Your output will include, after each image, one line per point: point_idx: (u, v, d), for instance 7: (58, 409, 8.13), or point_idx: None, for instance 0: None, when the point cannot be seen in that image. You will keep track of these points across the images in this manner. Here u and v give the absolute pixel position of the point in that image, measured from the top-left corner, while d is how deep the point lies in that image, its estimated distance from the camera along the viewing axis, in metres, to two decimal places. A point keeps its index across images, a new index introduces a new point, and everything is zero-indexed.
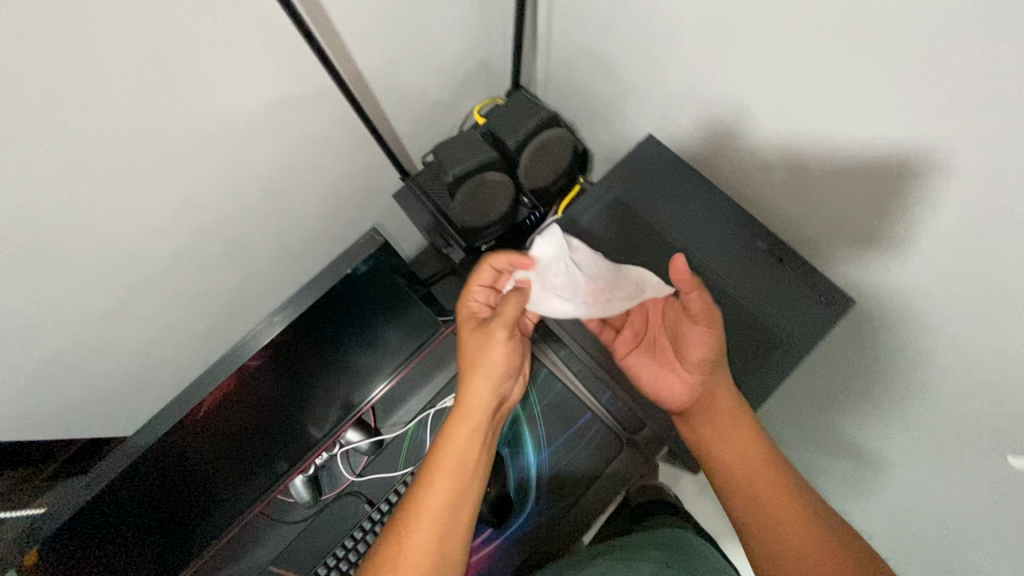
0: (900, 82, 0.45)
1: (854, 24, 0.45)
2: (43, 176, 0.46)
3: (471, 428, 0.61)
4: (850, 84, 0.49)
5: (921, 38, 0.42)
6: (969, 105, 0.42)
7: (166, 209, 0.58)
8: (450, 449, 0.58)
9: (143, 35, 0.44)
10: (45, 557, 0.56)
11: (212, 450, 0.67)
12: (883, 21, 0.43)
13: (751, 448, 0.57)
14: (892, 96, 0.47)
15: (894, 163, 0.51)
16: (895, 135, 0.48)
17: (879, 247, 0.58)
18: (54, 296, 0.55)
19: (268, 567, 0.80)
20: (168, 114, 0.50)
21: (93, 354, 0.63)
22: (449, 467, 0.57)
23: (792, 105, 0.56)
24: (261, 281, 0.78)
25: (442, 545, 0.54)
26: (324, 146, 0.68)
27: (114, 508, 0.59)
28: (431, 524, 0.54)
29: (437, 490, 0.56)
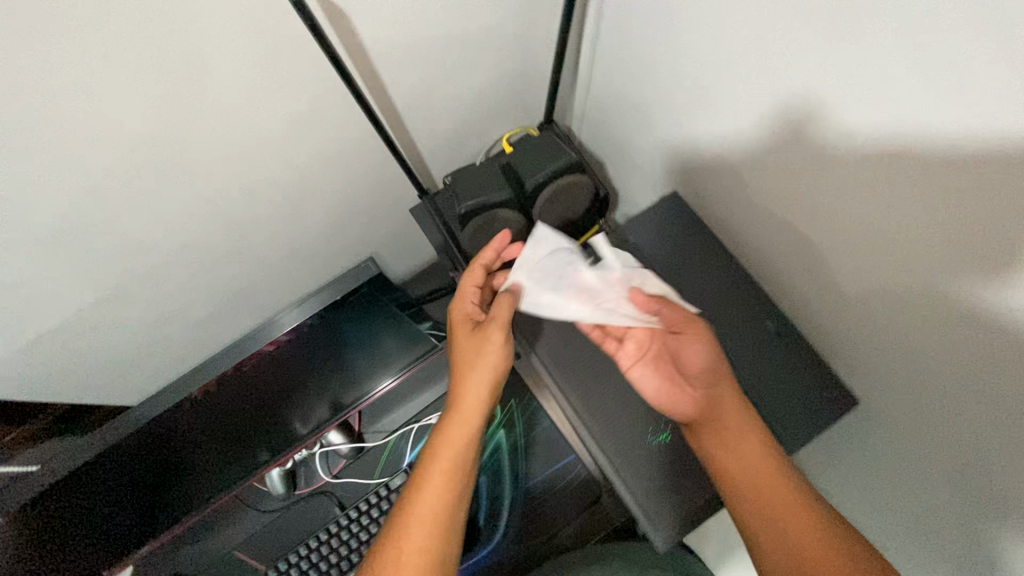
0: (917, 205, 0.41)
1: (881, 136, 0.41)
2: (55, 162, 0.47)
3: (468, 424, 0.56)
4: (870, 196, 0.45)
5: (947, 168, 0.38)
6: (989, 249, 0.37)
7: (177, 206, 0.58)
8: (444, 449, 0.54)
9: (166, 41, 0.44)
10: (28, 514, 0.56)
11: (202, 435, 0.69)
12: (908, 141, 0.39)
13: (762, 463, 0.52)
14: (909, 219, 0.42)
15: (909, 286, 0.46)
16: (913, 258, 0.44)
17: (887, 363, 0.53)
18: (57, 279, 0.56)
19: (232, 552, 0.81)
20: (187, 115, 0.51)
21: (92, 336, 0.64)
22: (444, 467, 0.52)
23: (809, 200, 0.52)
24: (266, 286, 0.78)
25: (438, 551, 0.49)
26: (342, 163, 0.68)
27: (100, 479, 0.61)
28: (425, 526, 0.49)
29: (430, 491, 0.51)
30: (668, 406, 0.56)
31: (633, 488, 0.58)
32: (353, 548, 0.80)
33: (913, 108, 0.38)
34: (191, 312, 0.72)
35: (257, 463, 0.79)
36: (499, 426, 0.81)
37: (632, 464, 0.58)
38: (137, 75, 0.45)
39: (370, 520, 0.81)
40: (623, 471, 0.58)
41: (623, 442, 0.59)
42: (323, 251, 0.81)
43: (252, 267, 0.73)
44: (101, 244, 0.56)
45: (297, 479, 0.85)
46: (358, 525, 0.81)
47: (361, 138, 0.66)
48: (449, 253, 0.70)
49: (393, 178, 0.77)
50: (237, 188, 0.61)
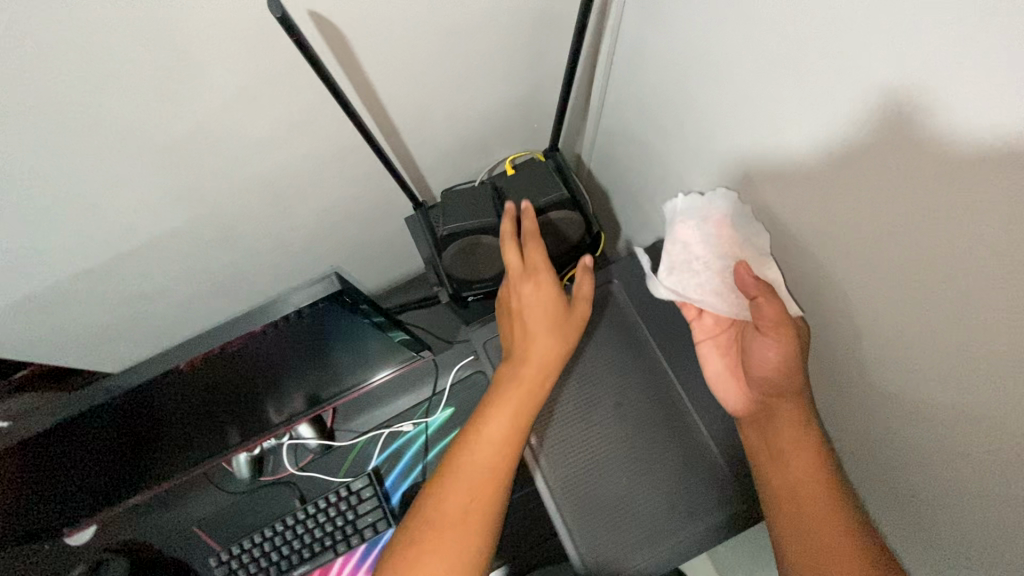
0: (924, 296, 0.38)
1: (893, 217, 0.39)
2: (44, 148, 0.48)
3: (534, 386, 0.57)
4: (876, 274, 0.42)
5: (948, 269, 0.35)
6: (986, 355, 0.35)
7: (166, 194, 0.59)
8: (505, 408, 0.57)
9: (158, 44, 0.45)
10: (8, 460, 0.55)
11: (180, 411, 0.65)
12: (913, 231, 0.37)
13: (812, 467, 0.54)
14: (918, 309, 0.39)
15: (908, 376, 0.43)
16: (919, 350, 0.40)
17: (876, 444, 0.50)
18: (41, 251, 0.58)
19: (191, 528, 0.84)
20: (180, 112, 0.52)
21: (74, 305, 0.66)
22: (502, 426, 0.57)
23: (816, 264, 0.49)
24: (253, 274, 0.80)
25: (484, 503, 0.55)
26: (338, 168, 0.69)
27: (74, 441, 0.58)
28: (478, 474, 0.56)
29: (490, 445, 0.56)
30: (724, 393, 0.59)
31: (573, 534, 0.56)
32: (304, 542, 0.81)
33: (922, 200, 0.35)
34: (173, 292, 0.74)
35: (230, 445, 0.79)
36: None
37: (577, 509, 0.56)
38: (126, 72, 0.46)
39: (323, 518, 0.82)
40: (566, 514, 0.56)
41: (575, 485, 0.57)
42: (310, 249, 0.82)
43: (238, 258, 0.75)
44: (91, 225, 0.58)
45: (263, 465, 0.87)
46: (312, 521, 0.82)
47: (358, 146, 0.67)
48: (436, 267, 0.71)
49: (388, 187, 0.78)
50: (232, 182, 0.63)
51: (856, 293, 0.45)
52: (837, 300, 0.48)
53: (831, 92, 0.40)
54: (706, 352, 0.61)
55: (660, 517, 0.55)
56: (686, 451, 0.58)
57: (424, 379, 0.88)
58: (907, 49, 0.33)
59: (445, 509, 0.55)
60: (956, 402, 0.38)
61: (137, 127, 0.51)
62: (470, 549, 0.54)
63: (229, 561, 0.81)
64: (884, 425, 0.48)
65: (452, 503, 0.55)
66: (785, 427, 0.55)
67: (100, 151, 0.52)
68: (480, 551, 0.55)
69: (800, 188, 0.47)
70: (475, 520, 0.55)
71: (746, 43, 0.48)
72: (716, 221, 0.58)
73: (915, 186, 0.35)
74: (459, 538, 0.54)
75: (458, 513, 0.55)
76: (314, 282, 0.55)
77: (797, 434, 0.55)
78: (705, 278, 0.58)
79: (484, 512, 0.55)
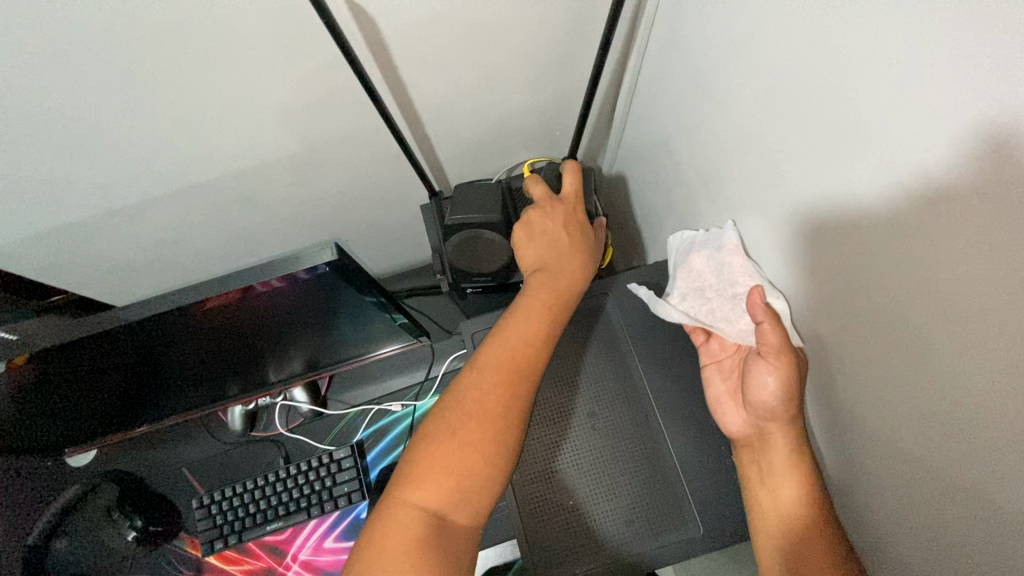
0: (921, 333, 0.39)
1: (901, 259, 0.40)
2: (86, 88, 0.53)
3: (562, 284, 0.62)
4: (878, 312, 0.43)
5: (955, 306, 0.36)
6: (976, 392, 0.35)
7: (195, 148, 0.64)
8: (533, 312, 0.59)
9: (196, 11, 0.49)
10: (29, 365, 0.58)
11: (187, 355, 0.69)
12: (922, 265, 0.38)
13: (800, 493, 0.53)
14: (912, 347, 0.40)
15: (898, 413, 0.43)
16: (911, 390, 0.41)
17: (854, 478, 0.51)
18: (78, 183, 0.63)
19: (181, 469, 0.89)
20: (210, 76, 0.56)
21: (103, 237, 0.72)
22: (531, 321, 0.58)
23: (819, 299, 0.50)
24: (271, 237, 0.85)
25: (518, 393, 0.55)
26: (358, 150, 0.73)
27: (88, 363, 0.62)
28: (511, 364, 0.56)
29: (520, 338, 0.57)
30: (721, 414, 0.60)
31: (525, 535, 0.60)
32: (281, 500, 0.84)
33: (937, 236, 0.36)
34: (193, 242, 0.80)
35: (228, 396, 0.84)
36: None
37: (534, 511, 0.61)
38: (166, 32, 0.51)
39: (302, 480, 0.85)
40: (522, 516, 0.61)
41: (539, 490, 0.61)
42: (328, 221, 0.87)
43: (260, 219, 0.80)
44: (128, 164, 0.63)
45: (256, 421, 0.91)
46: (292, 480, 0.85)
47: (380, 133, 0.71)
48: (442, 256, 0.74)
49: (407, 175, 0.82)
50: (256, 150, 0.67)
51: (854, 329, 0.46)
52: (836, 334, 0.49)
53: (848, 125, 0.41)
54: (710, 375, 0.62)
55: (611, 532, 0.59)
56: (649, 460, 0.61)
57: (418, 364, 0.92)
58: (911, 93, 0.35)
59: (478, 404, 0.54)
60: (938, 434, 0.40)
61: (181, 82, 0.56)
62: (503, 439, 0.53)
63: (209, 506, 0.85)
64: (869, 462, 0.49)
65: (484, 396, 0.54)
66: (774, 451, 0.55)
67: (142, 100, 0.56)
68: (512, 442, 0.53)
69: (806, 219, 0.49)
70: (508, 410, 0.54)
71: (760, 76, 0.50)
72: (727, 252, 0.61)
73: (920, 223, 0.37)
74: (493, 428, 0.53)
75: (492, 404, 0.54)
76: (317, 251, 0.56)
77: (785, 460, 0.54)
78: (716, 304, 0.62)
79: (518, 405, 0.55)
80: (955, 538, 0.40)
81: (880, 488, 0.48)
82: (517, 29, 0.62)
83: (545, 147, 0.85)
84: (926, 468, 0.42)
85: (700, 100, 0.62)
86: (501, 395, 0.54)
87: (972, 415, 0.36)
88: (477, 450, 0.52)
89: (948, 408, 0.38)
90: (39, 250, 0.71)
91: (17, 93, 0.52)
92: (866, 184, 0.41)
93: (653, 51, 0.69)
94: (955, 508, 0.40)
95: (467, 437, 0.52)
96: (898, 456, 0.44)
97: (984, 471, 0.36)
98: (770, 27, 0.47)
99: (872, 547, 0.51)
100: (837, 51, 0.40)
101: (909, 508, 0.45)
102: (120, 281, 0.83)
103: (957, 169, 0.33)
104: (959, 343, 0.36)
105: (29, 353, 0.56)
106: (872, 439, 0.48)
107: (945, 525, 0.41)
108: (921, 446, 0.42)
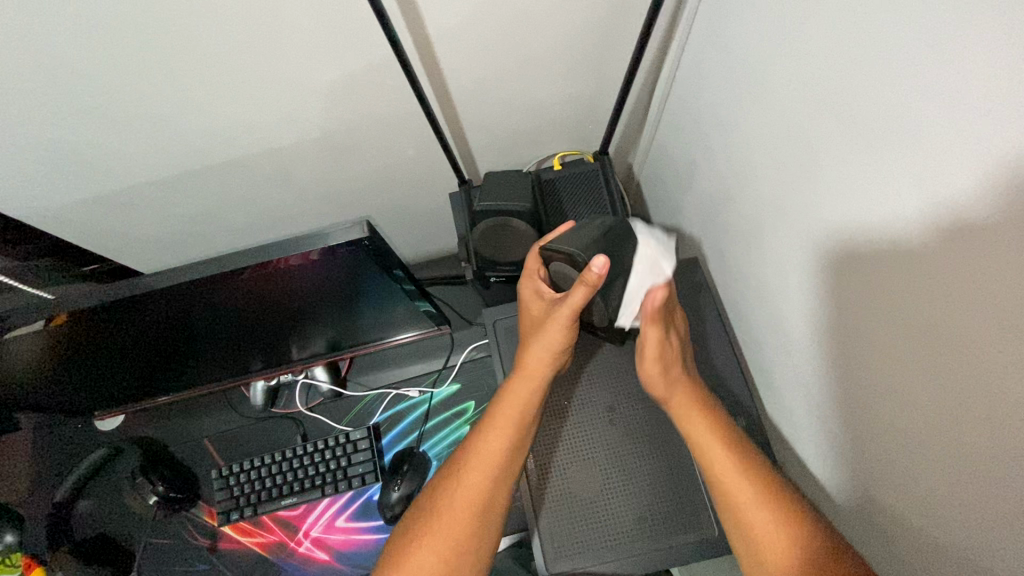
0: (948, 343, 0.38)
1: (928, 264, 0.39)
2: (136, 60, 0.55)
3: (534, 386, 0.60)
4: (905, 319, 0.42)
5: (986, 313, 0.35)
6: (1002, 407, 0.35)
7: (235, 125, 0.66)
8: (502, 425, 0.58)
9: None
10: (69, 324, 0.59)
11: (215, 328, 0.71)
12: (951, 268, 0.37)
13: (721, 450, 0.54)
14: (939, 354, 0.40)
15: (916, 424, 0.43)
16: (934, 401, 0.41)
17: (868, 491, 0.51)
18: (123, 152, 0.66)
19: (202, 439, 0.91)
20: (253, 56, 0.57)
21: (142, 205, 0.75)
22: (503, 436, 0.58)
23: (847, 303, 0.49)
24: (301, 215, 0.87)
25: (483, 501, 0.56)
26: (391, 134, 0.74)
27: (120, 328, 0.64)
28: (483, 477, 0.56)
29: (491, 452, 0.57)
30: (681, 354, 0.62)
31: (537, 521, 0.61)
32: (296, 476, 0.86)
33: (966, 241, 0.35)
34: (227, 216, 0.82)
35: (251, 370, 0.85)
36: (465, 421, 0.88)
37: (542, 496, 0.62)
38: (213, 12, 0.52)
39: (318, 458, 0.86)
40: (532, 510, 0.62)
41: (551, 482, 0.62)
42: (357, 204, 0.88)
43: (291, 198, 0.82)
44: (169, 134, 0.65)
45: (277, 398, 0.93)
46: (308, 458, 0.87)
47: (414, 117, 0.72)
48: (467, 245, 0.74)
49: (438, 162, 0.82)
50: (292, 128, 0.68)
51: (878, 335, 0.46)
52: (861, 339, 0.48)
53: (886, 126, 0.40)
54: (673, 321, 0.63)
55: (620, 532, 0.60)
56: (657, 473, 0.62)
57: (437, 352, 0.92)
58: (956, 96, 0.34)
59: (449, 510, 0.55)
60: (962, 444, 0.39)
61: (223, 56, 0.57)
62: (470, 546, 0.55)
63: (227, 477, 0.87)
64: (884, 473, 0.48)
65: (455, 502, 0.55)
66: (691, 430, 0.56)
67: (186, 72, 0.58)
68: (477, 548, 0.55)
69: (836, 221, 0.48)
70: (478, 521, 0.55)
71: (802, 72, 0.49)
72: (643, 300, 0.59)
73: (962, 230, 0.36)
74: (462, 535, 0.54)
75: (452, 518, 0.55)
76: (347, 229, 0.57)
77: (690, 417, 0.57)
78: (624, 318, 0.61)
79: (488, 513, 0.56)
80: (971, 549, 0.39)
81: (898, 496, 0.47)
82: (555, 20, 0.61)
83: (576, 142, 0.85)
84: (945, 481, 0.41)
85: (736, 98, 0.61)
86: (470, 509, 0.55)
87: (994, 427, 0.36)
88: (442, 555, 0.53)
89: (979, 418, 0.37)
90: (81, 215, 0.74)
91: (73, 59, 0.54)
92: (907, 185, 0.39)
93: (691, 49, 0.68)
94: (971, 523, 0.39)
95: (426, 546, 0.54)
96: (917, 463, 0.44)
97: (1006, 489, 0.35)
98: (815, 20, 0.46)
99: (886, 558, 0.50)
100: (886, 44, 0.39)
101: (925, 520, 0.44)
102: (154, 249, 0.86)
103: (993, 177, 0.33)
104: (996, 351, 0.35)
105: (65, 315, 0.57)
106: (891, 447, 0.47)
107: (962, 537, 0.40)
108: (945, 457, 0.40)
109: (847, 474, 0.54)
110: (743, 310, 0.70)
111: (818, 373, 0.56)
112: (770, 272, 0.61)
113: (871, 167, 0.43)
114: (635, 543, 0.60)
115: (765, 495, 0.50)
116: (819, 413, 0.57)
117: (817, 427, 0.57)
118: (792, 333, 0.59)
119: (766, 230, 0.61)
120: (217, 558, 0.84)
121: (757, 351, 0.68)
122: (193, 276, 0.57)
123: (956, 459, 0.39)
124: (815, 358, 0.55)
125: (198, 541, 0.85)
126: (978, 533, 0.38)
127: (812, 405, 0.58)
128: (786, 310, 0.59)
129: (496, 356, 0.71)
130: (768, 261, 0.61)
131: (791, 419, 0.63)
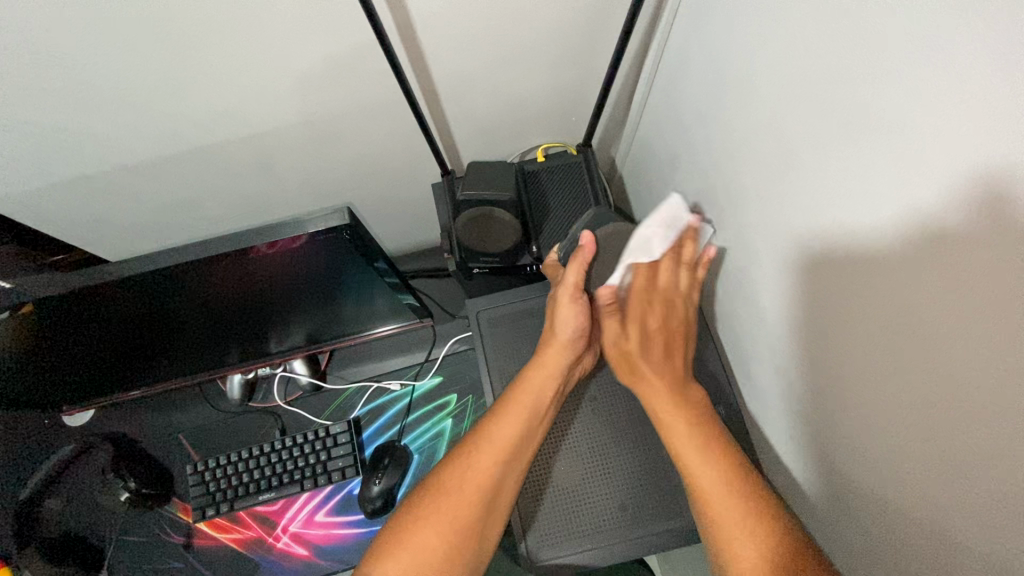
0: (917, 331, 0.40)
1: (896, 252, 0.40)
2: (105, 38, 0.53)
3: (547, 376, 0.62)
4: (878, 308, 0.43)
5: (952, 300, 0.36)
6: (970, 389, 0.36)
7: (210, 108, 0.64)
8: (515, 411, 0.60)
9: None
10: (37, 313, 0.57)
11: (193, 318, 0.69)
12: (917, 256, 0.38)
13: (694, 448, 0.56)
14: (908, 338, 0.41)
15: (889, 407, 0.44)
16: (905, 386, 0.42)
17: (841, 474, 0.52)
18: (94, 135, 0.64)
19: (177, 435, 0.89)
20: (227, 37, 0.56)
21: (114, 190, 0.73)
22: (515, 422, 0.60)
23: (821, 291, 0.50)
24: (279, 203, 0.86)
25: (491, 486, 0.57)
26: (373, 121, 0.73)
27: (91, 318, 0.61)
28: (492, 457, 0.58)
29: (500, 438, 0.59)
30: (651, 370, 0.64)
31: (526, 518, 0.61)
32: (274, 472, 0.85)
33: (937, 230, 0.36)
34: (203, 202, 0.80)
35: (226, 363, 0.83)
36: (447, 415, 0.88)
37: (532, 495, 0.62)
38: None
39: (297, 453, 0.85)
40: (520, 507, 0.61)
41: (539, 473, 0.63)
42: (337, 192, 0.87)
43: (268, 185, 0.80)
44: (143, 116, 0.63)
45: (254, 392, 0.91)
46: (287, 452, 0.85)
47: (397, 104, 0.71)
48: (450, 236, 0.74)
49: (420, 151, 0.81)
50: (269, 112, 0.67)
51: (852, 320, 0.47)
52: (833, 325, 0.49)
53: (864, 117, 0.41)
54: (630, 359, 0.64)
55: (607, 522, 0.61)
56: (642, 466, 0.63)
57: (419, 345, 0.92)
58: (932, 86, 0.35)
59: (457, 488, 0.57)
60: (933, 427, 0.40)
61: (196, 37, 0.55)
62: (476, 527, 0.56)
63: (203, 473, 0.85)
64: (855, 456, 0.49)
65: (463, 483, 0.57)
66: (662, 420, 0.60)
67: (159, 52, 0.56)
68: (483, 529, 0.56)
69: (811, 214, 0.49)
70: (483, 504, 0.56)
71: (783, 62, 0.49)
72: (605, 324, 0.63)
73: (938, 224, 0.36)
74: (467, 515, 0.56)
75: (462, 494, 0.56)
76: (327, 216, 0.55)
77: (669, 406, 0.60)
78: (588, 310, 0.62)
79: (495, 499, 0.57)
80: (938, 526, 0.40)
81: (867, 476, 0.48)
82: (540, 7, 0.61)
83: (560, 133, 0.85)
84: (911, 463, 0.42)
85: (718, 90, 0.61)
86: (478, 488, 0.57)
87: (960, 407, 0.37)
88: (447, 532, 0.55)
89: (947, 400, 0.38)
90: (48, 199, 0.71)
91: (37, 36, 0.51)
92: (889, 176, 0.40)
93: (673, 45, 0.69)
94: (934, 500, 0.40)
95: (431, 518, 0.55)
96: (887, 444, 0.45)
97: (974, 473, 0.36)
98: (795, 9, 0.47)
99: (854, 539, 0.51)
100: (867, 32, 0.39)
101: (893, 499, 0.45)
102: (127, 236, 0.83)
103: (960, 169, 0.34)
104: (970, 339, 0.35)
105: (32, 303, 0.55)
106: (862, 429, 0.48)
107: (932, 519, 0.41)
108: (912, 438, 0.42)
109: (822, 458, 0.55)
110: (723, 301, 0.70)
111: (792, 361, 0.57)
112: (747, 263, 0.62)
113: (848, 155, 0.43)
114: (620, 532, 0.60)
115: (734, 495, 0.52)
116: (793, 401, 0.58)
117: (795, 416, 0.58)
118: (769, 324, 0.60)
119: (744, 221, 0.61)
120: (192, 555, 0.82)
121: (735, 342, 0.69)
122: (167, 264, 0.55)
123: (924, 441, 0.41)
124: (790, 344, 0.56)
125: (172, 538, 0.83)
126: (943, 509, 0.40)
127: (787, 391, 0.59)
128: (763, 302, 0.60)
129: (479, 347, 0.70)
130: (747, 251, 0.62)
131: (766, 406, 0.64)
